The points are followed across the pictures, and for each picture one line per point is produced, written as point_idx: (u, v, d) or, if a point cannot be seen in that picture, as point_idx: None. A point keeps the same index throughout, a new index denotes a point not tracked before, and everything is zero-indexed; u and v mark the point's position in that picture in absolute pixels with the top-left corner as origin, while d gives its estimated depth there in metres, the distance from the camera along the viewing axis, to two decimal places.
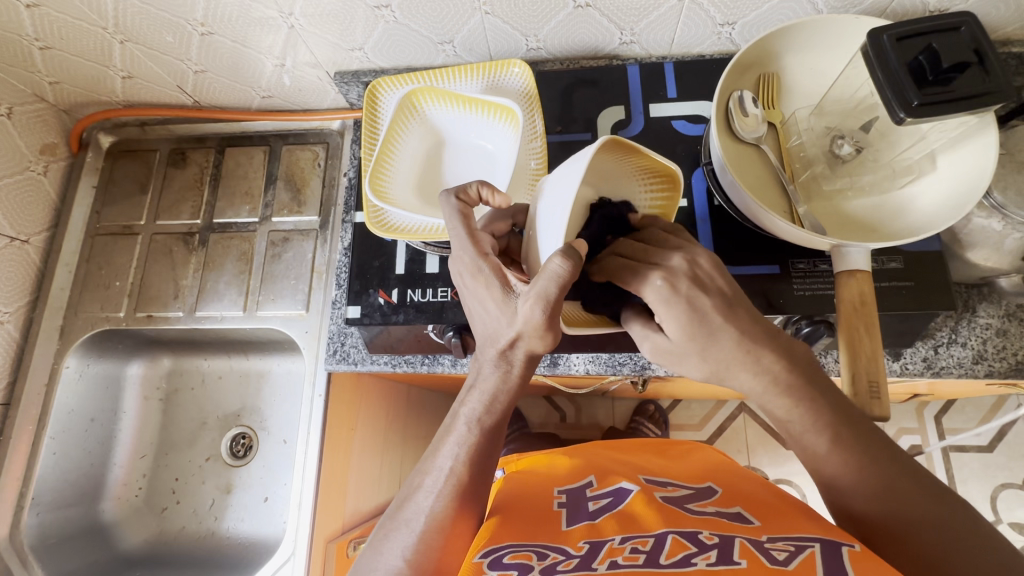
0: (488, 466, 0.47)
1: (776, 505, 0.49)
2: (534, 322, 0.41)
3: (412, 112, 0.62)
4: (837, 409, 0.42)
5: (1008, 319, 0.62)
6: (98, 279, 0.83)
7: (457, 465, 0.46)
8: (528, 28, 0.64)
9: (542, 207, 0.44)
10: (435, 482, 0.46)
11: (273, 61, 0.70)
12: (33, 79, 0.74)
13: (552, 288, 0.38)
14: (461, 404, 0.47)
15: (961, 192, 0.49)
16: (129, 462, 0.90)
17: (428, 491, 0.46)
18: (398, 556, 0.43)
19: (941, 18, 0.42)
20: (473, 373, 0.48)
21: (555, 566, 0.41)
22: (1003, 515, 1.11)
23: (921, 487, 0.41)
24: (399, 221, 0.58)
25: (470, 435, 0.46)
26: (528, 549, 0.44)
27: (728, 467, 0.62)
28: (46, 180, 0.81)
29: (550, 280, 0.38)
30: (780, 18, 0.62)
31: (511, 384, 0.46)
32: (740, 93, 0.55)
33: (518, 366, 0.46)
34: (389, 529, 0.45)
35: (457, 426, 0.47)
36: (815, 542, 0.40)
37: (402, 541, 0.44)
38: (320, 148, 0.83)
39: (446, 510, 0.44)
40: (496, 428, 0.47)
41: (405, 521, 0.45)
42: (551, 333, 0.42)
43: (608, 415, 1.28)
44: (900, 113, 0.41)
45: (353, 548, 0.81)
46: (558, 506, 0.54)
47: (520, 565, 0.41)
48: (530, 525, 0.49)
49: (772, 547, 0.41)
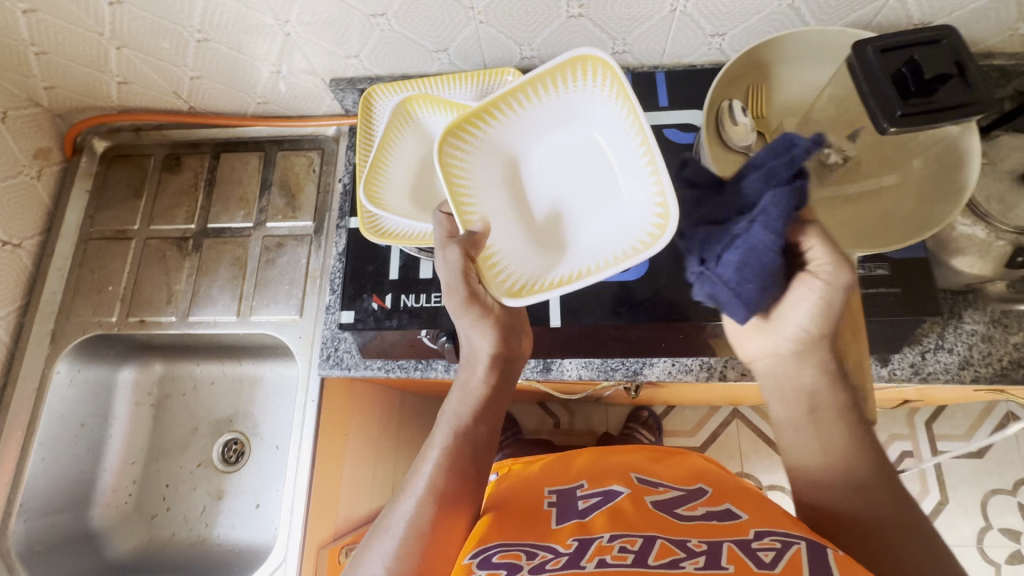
0: (468, 474, 0.48)
1: (764, 507, 0.49)
2: (474, 319, 0.50)
3: (407, 119, 0.63)
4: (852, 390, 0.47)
5: (993, 325, 0.63)
6: (91, 284, 0.83)
7: (437, 474, 0.47)
8: (522, 38, 0.65)
9: (487, 191, 0.53)
10: (414, 489, 0.47)
11: (268, 68, 0.71)
12: (28, 84, 0.74)
13: (451, 272, 0.48)
14: (442, 409, 0.52)
15: (940, 197, 0.51)
16: (119, 469, 0.89)
17: (409, 496, 0.47)
18: (379, 564, 0.43)
19: (921, 31, 0.43)
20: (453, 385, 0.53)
21: (543, 565, 0.41)
22: (993, 521, 1.12)
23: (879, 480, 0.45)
24: (392, 226, 0.59)
25: (446, 438, 0.49)
26: (518, 547, 0.45)
27: (715, 472, 0.63)
28: (39, 185, 0.81)
29: (449, 267, 0.48)
30: (771, 30, 0.63)
31: (475, 382, 0.51)
32: (729, 102, 0.56)
33: (481, 365, 0.51)
34: (374, 537, 0.46)
35: (437, 432, 0.50)
36: (801, 539, 0.41)
37: (385, 548, 0.44)
38: (315, 155, 0.84)
39: (428, 515, 0.45)
40: (473, 431, 0.50)
41: (386, 529, 0.45)
42: (502, 318, 0.52)
43: (602, 422, 1.28)
44: (886, 123, 0.41)
45: (344, 554, 0.80)
46: (548, 506, 0.54)
47: (508, 564, 0.41)
48: (520, 526, 0.49)
49: (759, 547, 0.41)
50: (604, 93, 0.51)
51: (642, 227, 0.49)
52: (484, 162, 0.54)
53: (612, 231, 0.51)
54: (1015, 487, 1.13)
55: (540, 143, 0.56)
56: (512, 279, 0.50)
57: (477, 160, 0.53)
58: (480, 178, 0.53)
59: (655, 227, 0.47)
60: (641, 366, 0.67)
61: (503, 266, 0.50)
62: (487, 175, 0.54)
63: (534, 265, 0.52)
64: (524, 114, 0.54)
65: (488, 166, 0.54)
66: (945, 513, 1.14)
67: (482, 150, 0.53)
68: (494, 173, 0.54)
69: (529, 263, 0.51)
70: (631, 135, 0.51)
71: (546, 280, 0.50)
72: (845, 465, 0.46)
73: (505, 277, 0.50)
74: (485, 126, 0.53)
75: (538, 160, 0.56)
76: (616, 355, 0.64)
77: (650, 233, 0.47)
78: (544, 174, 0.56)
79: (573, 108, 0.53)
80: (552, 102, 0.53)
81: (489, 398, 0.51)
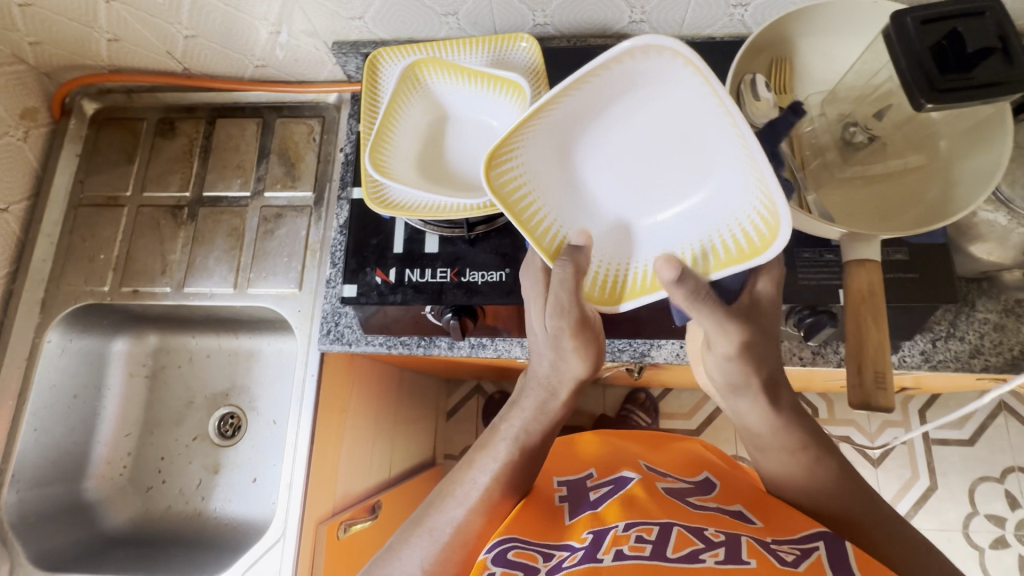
0: (517, 484, 0.52)
1: (776, 502, 0.50)
2: (578, 346, 0.50)
3: (414, 85, 0.60)
4: (807, 430, 0.50)
5: (1005, 314, 0.62)
6: (82, 251, 0.80)
7: (491, 487, 0.50)
8: (536, 3, 0.62)
9: (552, 189, 0.47)
10: (464, 497, 0.50)
11: (266, 28, 0.67)
12: (12, 38, 0.70)
13: (566, 291, 0.47)
14: (503, 425, 0.53)
15: (963, 180, 0.49)
16: (113, 441, 0.88)
17: (458, 504, 0.50)
18: (417, 562, 0.47)
19: (963, 3, 0.41)
20: (518, 400, 0.54)
21: (560, 564, 0.42)
22: (980, 507, 1.14)
23: (846, 483, 0.49)
24: (397, 197, 0.55)
25: (509, 453, 0.52)
26: (535, 547, 0.45)
27: (705, 457, 0.63)
28: (26, 146, 0.78)
29: (563, 289, 0.47)
30: (796, 1, 0.60)
31: (552, 404, 0.53)
32: (752, 76, 0.53)
33: (562, 394, 0.52)
34: (410, 535, 0.49)
35: (496, 444, 0.52)
36: (819, 541, 0.41)
37: (423, 548, 0.48)
38: (315, 123, 0.80)
39: (475, 525, 0.49)
40: (534, 451, 0.52)
41: (428, 530, 0.49)
42: (596, 344, 0.52)
43: (599, 404, 1.28)
44: (922, 100, 0.39)
45: (344, 530, 0.78)
46: (560, 500, 0.55)
47: (525, 565, 0.42)
48: (536, 524, 0.49)
49: (779, 549, 0.41)
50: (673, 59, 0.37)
51: (750, 211, 0.41)
52: (538, 161, 0.46)
53: (706, 208, 0.45)
54: (1003, 474, 1.14)
55: (597, 110, 0.44)
56: (607, 282, 0.49)
57: (531, 168, 0.46)
58: (538, 176, 0.47)
59: (767, 222, 0.39)
60: (649, 348, 0.66)
61: (602, 272, 0.49)
62: (544, 177, 0.47)
63: (625, 252, 0.49)
64: (575, 99, 0.42)
65: (542, 153, 0.46)
66: (934, 498, 1.15)
67: (531, 156, 0.46)
68: (554, 159, 0.47)
69: (625, 253, 0.49)
70: (715, 108, 0.38)
71: (650, 275, 0.48)
72: (809, 479, 0.49)
73: (605, 284, 0.49)
74: (523, 137, 0.44)
75: (602, 126, 0.45)
76: (623, 337, 0.63)
77: (763, 228, 0.40)
78: (615, 140, 0.46)
79: (626, 76, 0.40)
80: (594, 81, 0.40)
81: (555, 418, 0.53)
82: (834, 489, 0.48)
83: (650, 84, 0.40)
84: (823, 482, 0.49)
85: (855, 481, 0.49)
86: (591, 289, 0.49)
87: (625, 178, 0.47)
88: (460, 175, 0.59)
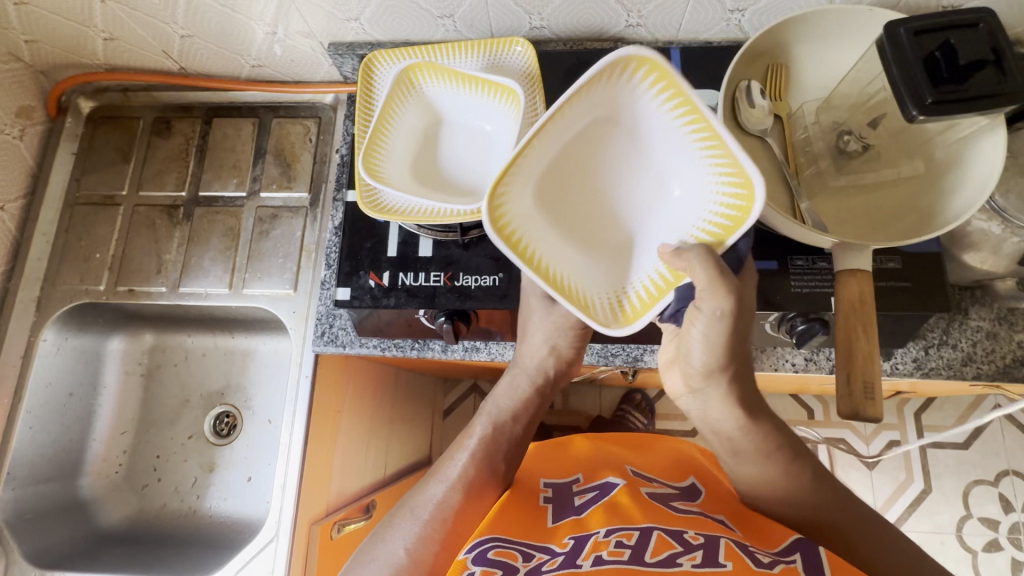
0: (495, 467, 0.56)
1: (755, 517, 0.50)
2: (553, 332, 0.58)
3: (409, 89, 0.59)
4: (789, 441, 0.50)
5: (999, 322, 0.62)
6: (77, 250, 0.80)
7: (468, 464, 0.55)
8: (532, 6, 0.62)
9: (539, 227, 0.47)
10: (445, 476, 0.54)
11: (263, 28, 0.67)
12: (7, 36, 0.70)
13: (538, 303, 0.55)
14: (487, 406, 0.60)
15: (959, 190, 0.49)
16: (108, 438, 0.88)
17: (439, 481, 0.54)
18: (401, 545, 0.50)
19: (958, 12, 0.41)
20: (501, 381, 0.61)
21: (540, 567, 0.42)
22: (974, 510, 1.14)
23: (820, 487, 0.50)
24: (392, 202, 0.55)
25: (485, 430, 0.57)
26: (516, 546, 0.46)
27: (691, 458, 0.64)
28: (22, 145, 0.78)
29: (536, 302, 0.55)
30: (792, 7, 0.60)
31: (526, 395, 0.59)
32: (748, 83, 0.54)
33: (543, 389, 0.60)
34: (398, 516, 0.53)
35: (481, 425, 0.58)
36: (796, 556, 0.42)
37: (408, 529, 0.51)
38: (312, 123, 0.80)
39: (454, 502, 0.52)
40: (511, 433, 0.58)
41: (412, 510, 0.53)
42: (578, 331, 0.58)
43: (595, 404, 1.28)
44: (914, 111, 0.39)
45: (337, 530, 0.79)
46: (545, 502, 0.55)
47: (504, 564, 0.43)
48: (514, 518, 0.51)
49: (756, 552, 0.42)
50: (612, 75, 0.42)
51: (711, 195, 0.44)
52: (519, 205, 0.46)
53: (677, 204, 0.47)
54: (997, 478, 1.15)
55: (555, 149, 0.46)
56: (611, 307, 0.47)
57: (516, 212, 0.45)
58: (524, 219, 0.46)
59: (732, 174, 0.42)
60: (643, 352, 0.65)
61: (606, 298, 0.47)
62: (529, 224, 0.46)
63: (617, 273, 0.48)
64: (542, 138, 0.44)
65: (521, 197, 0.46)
66: (927, 501, 1.16)
67: (513, 202, 0.45)
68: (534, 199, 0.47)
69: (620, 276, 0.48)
70: (658, 107, 0.44)
71: (646, 293, 0.47)
72: (790, 490, 0.50)
73: (614, 309, 0.47)
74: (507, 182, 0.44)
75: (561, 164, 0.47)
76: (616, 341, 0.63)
77: (732, 194, 0.42)
78: (573, 173, 0.48)
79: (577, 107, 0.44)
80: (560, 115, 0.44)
81: (536, 400, 0.60)
82: (811, 499, 0.49)
83: (595, 107, 0.45)
84: (803, 494, 0.49)
85: (829, 485, 0.50)
86: (601, 316, 0.46)
87: (591, 212, 0.49)
88: (454, 182, 0.59)
